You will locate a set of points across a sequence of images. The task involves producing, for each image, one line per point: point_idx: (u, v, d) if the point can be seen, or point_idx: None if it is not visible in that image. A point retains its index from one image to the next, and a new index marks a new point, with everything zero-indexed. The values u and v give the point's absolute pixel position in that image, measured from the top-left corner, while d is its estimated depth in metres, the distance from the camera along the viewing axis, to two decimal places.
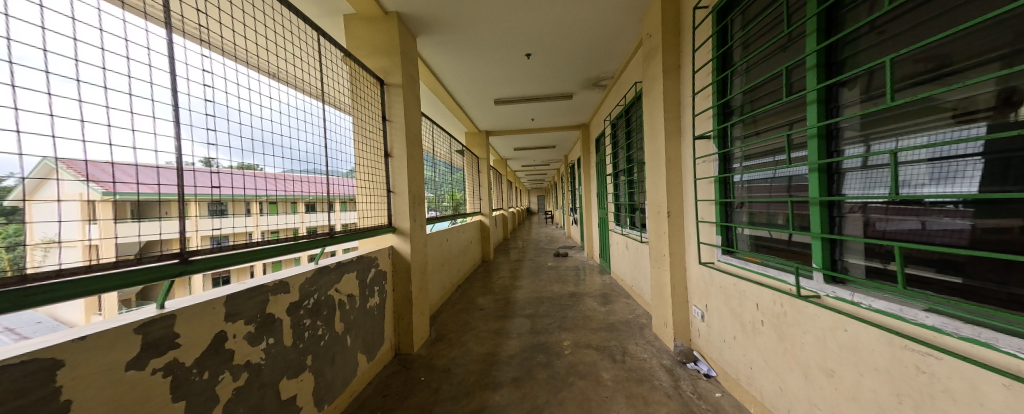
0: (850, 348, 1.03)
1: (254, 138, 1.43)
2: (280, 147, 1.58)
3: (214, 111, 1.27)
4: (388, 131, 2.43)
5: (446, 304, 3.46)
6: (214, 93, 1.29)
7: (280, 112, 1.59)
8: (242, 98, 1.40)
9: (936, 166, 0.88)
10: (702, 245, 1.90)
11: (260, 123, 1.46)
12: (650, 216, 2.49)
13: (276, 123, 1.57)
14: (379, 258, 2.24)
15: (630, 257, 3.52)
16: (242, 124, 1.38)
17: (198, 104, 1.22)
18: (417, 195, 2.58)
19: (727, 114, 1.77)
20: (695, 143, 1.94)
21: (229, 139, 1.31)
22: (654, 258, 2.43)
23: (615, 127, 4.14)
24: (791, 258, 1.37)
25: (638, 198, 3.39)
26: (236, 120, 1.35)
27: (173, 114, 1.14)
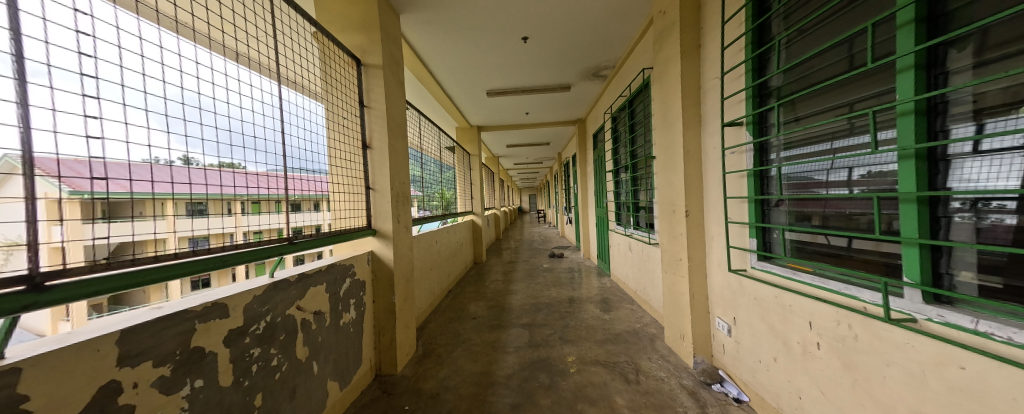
0: (984, 392, 0.76)
1: (172, 115, 1.03)
2: (257, 139, 1.36)
3: (172, 94, 1.04)
4: (364, 118, 2.05)
5: (435, 313, 3.15)
6: (172, 74, 1.05)
7: (214, 84, 1.19)
8: (208, 81, 1.17)
9: (983, 161, 0.79)
10: (731, 249, 1.64)
11: (230, 110, 1.24)
12: (663, 216, 2.23)
13: (209, 97, 1.17)
14: (356, 266, 1.88)
15: (636, 259, 3.25)
16: (209, 112, 1.15)
17: (154, 86, 0.99)
18: (401, 193, 2.26)
19: (763, 97, 1.52)
20: (724, 131, 1.67)
21: (198, 128, 1.11)
22: (667, 263, 2.17)
23: (616, 120, 3.88)
24: (857, 267, 1.11)
25: (644, 195, 3.14)
26: (201, 106, 1.13)
27: (125, 97, 0.92)
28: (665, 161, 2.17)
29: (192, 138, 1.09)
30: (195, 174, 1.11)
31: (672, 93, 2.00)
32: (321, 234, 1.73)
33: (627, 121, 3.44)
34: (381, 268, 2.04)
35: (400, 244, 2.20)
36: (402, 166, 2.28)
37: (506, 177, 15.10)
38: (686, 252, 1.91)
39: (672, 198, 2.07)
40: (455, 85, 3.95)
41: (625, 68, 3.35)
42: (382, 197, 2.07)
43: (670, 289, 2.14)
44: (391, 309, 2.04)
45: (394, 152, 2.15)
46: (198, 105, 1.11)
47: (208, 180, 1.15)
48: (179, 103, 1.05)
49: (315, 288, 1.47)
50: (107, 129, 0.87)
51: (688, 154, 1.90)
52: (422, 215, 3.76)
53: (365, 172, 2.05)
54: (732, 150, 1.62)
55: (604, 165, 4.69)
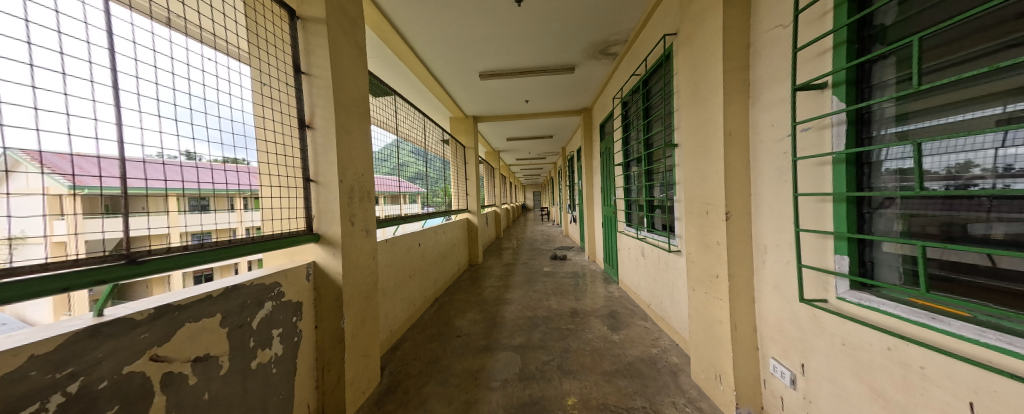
0: None
1: (148, 111, 1.03)
2: (232, 134, 1.30)
3: (146, 90, 1.03)
4: (301, 88, 1.56)
5: (414, 329, 2.70)
6: (144, 69, 1.03)
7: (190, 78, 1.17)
8: (189, 79, 1.16)
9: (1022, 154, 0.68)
10: (804, 269, 1.13)
11: (207, 106, 1.20)
12: (692, 219, 1.74)
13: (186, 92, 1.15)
14: (288, 284, 1.42)
15: (653, 268, 2.75)
16: (186, 108, 1.13)
17: (125, 81, 0.97)
18: (360, 187, 1.78)
19: (866, 44, 0.98)
20: (798, 97, 1.14)
21: (197, 129, 1.16)
22: (698, 279, 1.68)
23: (628, 104, 3.36)
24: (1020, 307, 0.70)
25: (662, 192, 2.64)
26: (195, 108, 1.16)
27: (119, 98, 0.96)
28: (696, 148, 1.67)
29: (168, 134, 1.08)
30: (201, 172, 1.19)
31: (709, 55, 1.50)
32: (238, 242, 1.27)
33: (642, 105, 2.93)
34: (326, 286, 1.57)
35: (356, 252, 1.72)
36: (361, 154, 1.80)
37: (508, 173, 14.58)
38: (728, 268, 1.43)
39: (706, 194, 1.58)
40: (442, 66, 3.54)
41: (641, 41, 2.83)
42: (328, 192, 1.57)
43: (700, 313, 1.66)
44: (340, 338, 1.58)
45: (346, 134, 1.66)
46: (171, 100, 1.09)
47: (184, 175, 1.11)
48: (154, 99, 1.05)
49: (195, 325, 1.01)
50: (106, 130, 0.91)
51: (732, 134, 1.41)
52: (405, 214, 3.30)
53: (303, 161, 1.56)
54: (802, 124, 1.12)
55: (612, 158, 4.20)
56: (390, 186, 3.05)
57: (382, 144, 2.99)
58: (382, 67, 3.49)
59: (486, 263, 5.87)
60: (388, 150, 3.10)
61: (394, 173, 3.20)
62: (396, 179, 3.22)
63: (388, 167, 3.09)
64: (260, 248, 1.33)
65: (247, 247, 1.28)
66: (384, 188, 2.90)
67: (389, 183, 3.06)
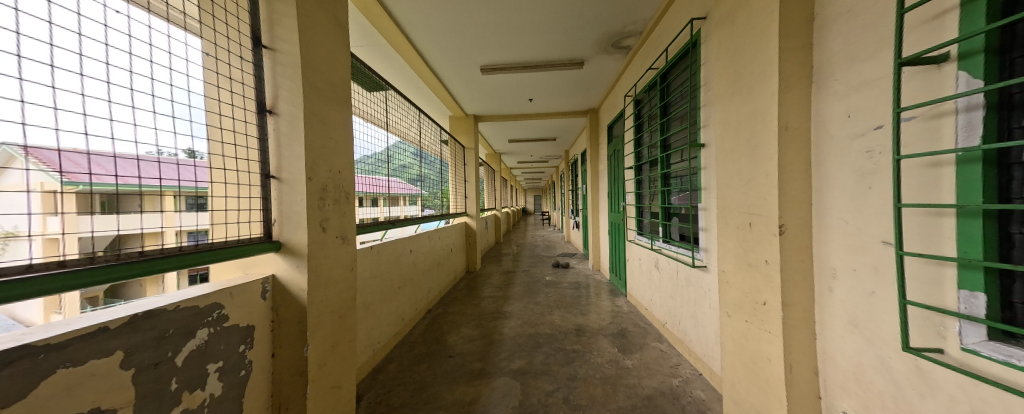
0: None
1: (136, 106, 0.94)
2: (184, 121, 1.06)
3: (112, 76, 0.89)
4: (261, 65, 1.29)
5: (402, 346, 2.42)
6: (138, 63, 0.95)
7: (183, 71, 1.07)
8: (182, 72, 1.07)
9: None
10: (910, 307, 0.85)
11: (169, 91, 1.02)
12: (728, 232, 1.47)
13: (180, 86, 1.05)
14: (238, 305, 1.13)
15: (670, 282, 2.47)
16: (161, 98, 1.00)
17: (114, 74, 0.89)
18: (336, 186, 1.51)
19: None
20: (906, 75, 0.86)
21: (188, 125, 1.07)
22: (738, 304, 1.39)
23: (643, 102, 3.12)
24: None
25: (682, 198, 2.37)
26: (186, 102, 1.07)
27: (107, 92, 0.88)
28: (737, 147, 1.40)
29: (158, 129, 0.98)
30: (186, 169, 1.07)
31: (760, 33, 1.24)
32: (155, 254, 0.96)
33: (659, 102, 2.68)
34: (287, 306, 1.28)
35: (330, 263, 1.44)
36: (339, 147, 1.53)
37: (509, 176, 14.34)
38: (782, 294, 1.15)
39: (751, 203, 1.30)
40: (442, 59, 3.31)
41: (660, 30, 2.57)
42: (294, 192, 1.30)
43: (740, 347, 1.38)
44: (304, 369, 1.30)
45: (320, 122, 1.39)
46: (151, 91, 0.97)
47: (169, 174, 1.01)
48: (84, 75, 0.83)
49: (85, 370, 0.73)
50: (90, 125, 0.84)
51: (788, 129, 1.14)
52: (396, 218, 3.03)
53: (264, 153, 1.29)
54: (903, 112, 0.86)
55: (621, 161, 3.95)
56: (378, 187, 2.78)
57: (371, 141, 2.73)
58: (378, 60, 3.27)
59: (484, 269, 5.59)
60: (378, 147, 2.85)
61: (383, 173, 2.94)
62: (387, 179, 2.96)
63: (377, 166, 2.83)
64: (179, 264, 1.01)
65: (168, 260, 0.98)
66: (372, 189, 2.63)
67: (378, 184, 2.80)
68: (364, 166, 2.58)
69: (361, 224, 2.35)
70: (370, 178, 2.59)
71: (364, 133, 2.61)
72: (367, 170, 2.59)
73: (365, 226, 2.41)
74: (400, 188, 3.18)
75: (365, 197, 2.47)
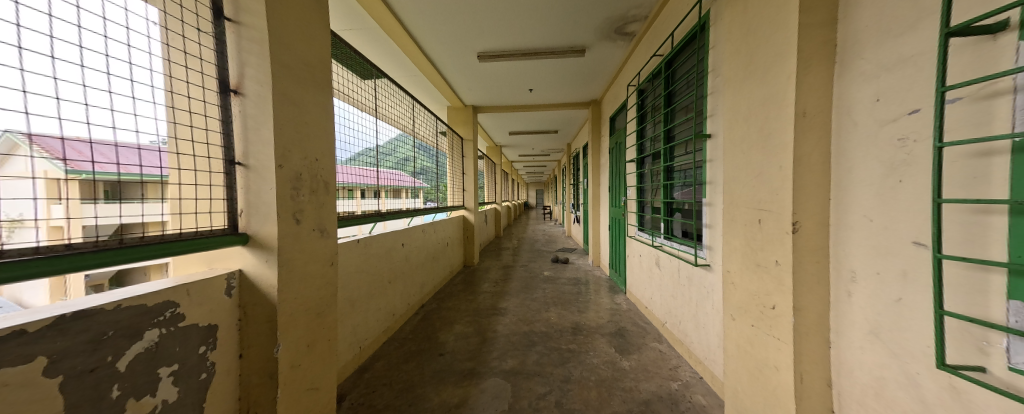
0: None
1: (86, 84, 0.85)
2: (146, 102, 0.98)
3: (58, 51, 0.80)
4: (223, 39, 1.18)
5: (392, 343, 2.34)
6: (90, 37, 0.86)
7: (144, 48, 0.98)
8: (143, 50, 0.98)
9: None
10: (948, 319, 0.75)
11: (127, 70, 0.94)
12: (735, 229, 1.36)
13: (137, 65, 0.97)
14: (197, 302, 1.04)
15: (672, 281, 2.36)
16: (118, 78, 0.92)
17: (59, 48, 0.81)
18: (313, 175, 1.40)
19: None
20: (954, 49, 0.74)
21: (146, 107, 0.97)
22: (744, 307, 1.29)
23: (646, 92, 2.98)
24: None
25: (686, 192, 2.26)
26: (146, 82, 0.98)
27: (49, 67, 0.79)
28: (746, 137, 1.28)
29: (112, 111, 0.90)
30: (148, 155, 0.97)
31: (776, 8, 1.11)
32: (87, 247, 0.85)
33: (664, 90, 2.55)
34: (256, 303, 1.19)
35: (306, 258, 1.35)
36: (316, 133, 1.42)
37: (510, 169, 14.18)
38: (793, 298, 1.05)
39: (760, 198, 1.19)
40: (438, 46, 3.18)
41: (666, 14, 2.43)
42: (262, 180, 1.20)
43: (744, 353, 1.28)
44: (275, 371, 1.21)
45: (292, 105, 1.28)
46: (104, 68, 0.89)
47: (126, 159, 0.92)
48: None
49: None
50: (28, 102, 0.75)
51: (805, 115, 1.03)
52: (387, 210, 2.93)
53: (228, 137, 1.20)
54: (946, 93, 0.74)
55: (623, 154, 3.83)
56: (365, 179, 2.64)
57: (361, 130, 2.58)
58: (372, 46, 3.15)
59: (482, 264, 5.51)
60: (367, 136, 2.70)
61: (372, 163, 2.80)
62: (376, 170, 2.82)
63: (366, 156, 2.69)
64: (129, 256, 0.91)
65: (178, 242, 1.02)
66: (357, 181, 2.49)
67: (365, 175, 2.66)
68: (351, 156, 2.43)
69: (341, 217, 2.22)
70: (353, 169, 2.43)
71: (352, 120, 2.46)
72: (352, 160, 2.44)
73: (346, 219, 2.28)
74: (393, 180, 3.09)
75: (347, 189, 2.32)
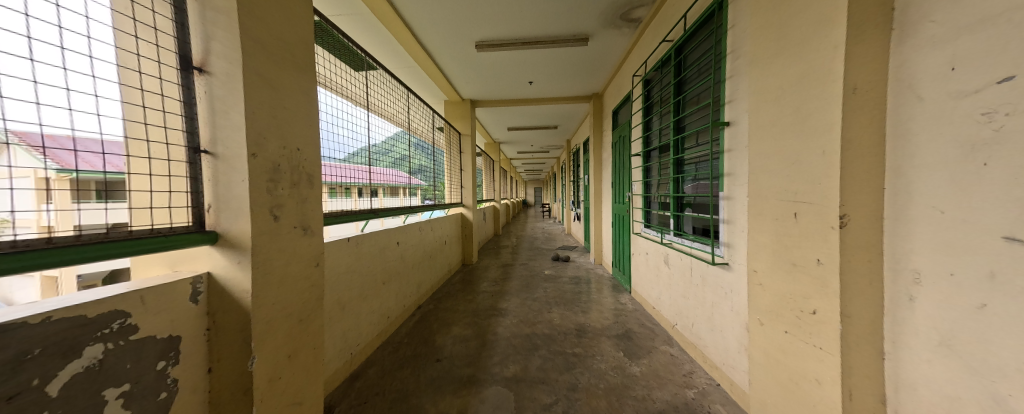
0: None
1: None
2: (80, 75, 0.82)
3: None
4: (183, 7, 1.02)
5: (386, 347, 2.21)
6: None
7: (74, 9, 0.81)
8: (75, 12, 0.81)
9: None
10: None
11: (57, 36, 0.77)
12: (762, 224, 1.23)
13: (69, 30, 0.80)
14: (155, 311, 0.90)
15: (682, 280, 2.23)
16: (45, 44, 0.75)
17: None
18: (293, 167, 1.26)
19: None
20: None
21: (80, 82, 0.82)
22: (776, 312, 1.15)
23: (653, 82, 2.85)
24: None
25: (699, 186, 2.13)
26: (82, 52, 0.82)
27: None
28: (778, 121, 1.14)
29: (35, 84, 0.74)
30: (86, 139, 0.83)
31: None
32: (39, 243, 0.74)
33: (673, 78, 2.42)
34: (227, 311, 1.05)
35: (286, 258, 1.21)
36: (297, 119, 1.28)
37: (509, 166, 14.03)
38: (840, 302, 0.92)
39: (796, 188, 1.06)
40: (434, 34, 3.03)
41: None
42: (234, 171, 1.05)
43: (775, 362, 1.16)
44: (252, 386, 1.08)
45: (268, 86, 1.13)
46: (24, 32, 0.72)
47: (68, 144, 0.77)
48: None
49: None
50: None
51: (856, 92, 0.89)
52: (381, 207, 2.78)
53: (192, 121, 1.05)
54: None
55: (627, 148, 3.69)
56: (356, 178, 2.43)
57: (351, 123, 2.40)
58: (364, 35, 3.00)
59: (481, 262, 5.37)
60: (358, 131, 2.50)
61: (365, 161, 2.58)
62: (368, 168, 2.61)
63: (357, 152, 2.48)
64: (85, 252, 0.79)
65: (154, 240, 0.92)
66: (347, 179, 2.30)
67: (357, 174, 2.44)
68: (340, 153, 2.21)
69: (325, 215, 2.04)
70: (341, 167, 2.22)
71: (340, 113, 2.25)
72: (341, 157, 2.23)
73: (331, 216, 2.10)
74: (388, 176, 2.95)
75: (334, 187, 2.13)
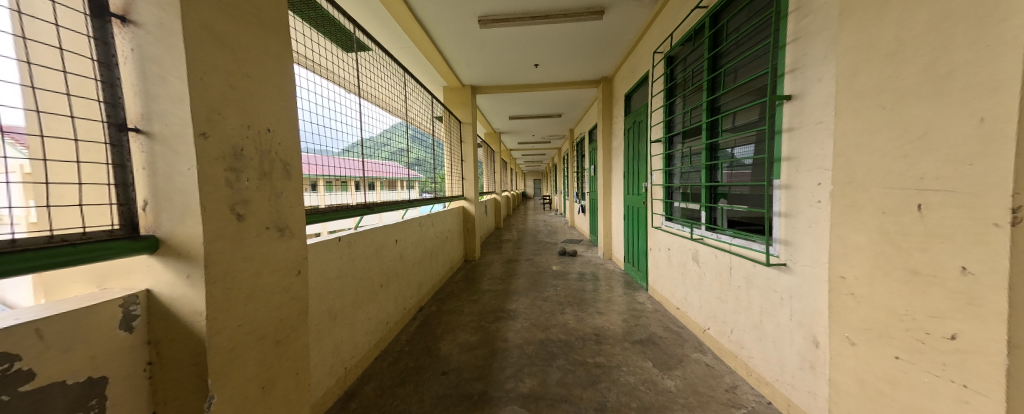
0: None
1: None
2: None
3: None
4: None
5: (386, 359, 1.99)
6: None
7: None
8: None
9: None
10: None
11: None
12: (859, 221, 1.01)
13: None
14: (70, 353, 0.66)
15: (717, 280, 1.99)
16: None
17: None
18: (262, 152, 0.99)
19: None
20: None
21: None
22: (886, 332, 0.93)
23: (679, 57, 2.56)
24: None
25: (739, 174, 1.88)
26: None
27: None
28: (898, 84, 0.88)
29: None
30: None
31: None
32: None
33: (706, 51, 2.13)
34: (177, 342, 0.80)
35: (255, 270, 0.96)
36: (266, 92, 1.01)
37: (509, 158, 13.69)
38: None
39: (920, 173, 0.84)
40: (435, 8, 2.73)
41: None
42: (176, 157, 0.78)
43: (887, 392, 0.93)
44: None
45: (222, 45, 0.86)
46: None
47: None
48: None
49: None
50: None
51: None
52: (378, 202, 2.53)
53: (113, 88, 0.76)
54: None
55: (643, 134, 3.41)
56: (348, 170, 2.15)
57: (339, 111, 2.09)
58: (357, 8, 2.70)
59: (483, 258, 5.14)
60: (348, 120, 2.20)
61: (357, 153, 2.30)
62: (361, 161, 2.33)
63: (348, 143, 2.19)
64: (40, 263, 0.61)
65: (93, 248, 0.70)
66: (336, 172, 2.02)
67: (348, 167, 2.16)
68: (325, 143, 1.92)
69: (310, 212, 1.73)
70: (327, 158, 1.94)
71: (328, 99, 1.94)
72: (328, 148, 1.94)
73: (320, 214, 1.81)
74: (387, 169, 2.71)
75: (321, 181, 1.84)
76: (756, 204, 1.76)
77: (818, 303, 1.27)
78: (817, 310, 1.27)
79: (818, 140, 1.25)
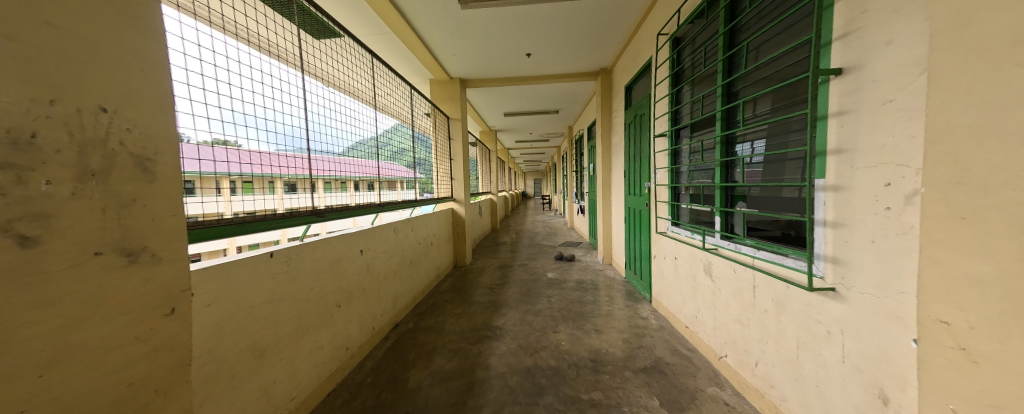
0: None
1: None
2: None
3: None
4: None
5: (340, 396, 1.67)
6: None
7: None
8: None
9: None
10: None
11: None
12: (974, 241, 0.68)
13: None
14: None
15: (735, 300, 1.66)
16: None
17: None
18: (91, 143, 0.67)
19: None
20: None
21: None
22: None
23: (688, 39, 2.23)
24: None
25: (758, 172, 1.55)
26: None
27: None
28: None
29: None
30: None
31: None
32: None
33: (721, 26, 1.81)
34: None
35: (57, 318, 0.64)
36: (93, 54, 0.68)
37: (506, 157, 13.35)
38: None
39: None
40: None
41: None
42: None
43: None
44: None
45: None
46: None
47: None
48: None
49: None
50: None
51: None
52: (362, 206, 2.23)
53: None
54: None
55: (645, 129, 3.09)
56: (320, 169, 1.81)
57: (273, 88, 1.52)
58: None
59: (474, 263, 4.82)
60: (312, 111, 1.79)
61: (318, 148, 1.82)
62: (326, 157, 1.88)
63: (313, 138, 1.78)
64: None
65: None
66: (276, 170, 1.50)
67: (288, 161, 1.56)
68: (256, 133, 1.38)
69: (264, 217, 1.41)
70: (267, 152, 1.43)
71: (255, 71, 1.39)
72: (264, 140, 1.43)
73: (236, 228, 1.28)
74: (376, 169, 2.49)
75: (291, 182, 1.58)
76: (774, 208, 1.44)
77: (886, 347, 0.94)
78: (887, 357, 0.94)
79: (887, 128, 0.92)
